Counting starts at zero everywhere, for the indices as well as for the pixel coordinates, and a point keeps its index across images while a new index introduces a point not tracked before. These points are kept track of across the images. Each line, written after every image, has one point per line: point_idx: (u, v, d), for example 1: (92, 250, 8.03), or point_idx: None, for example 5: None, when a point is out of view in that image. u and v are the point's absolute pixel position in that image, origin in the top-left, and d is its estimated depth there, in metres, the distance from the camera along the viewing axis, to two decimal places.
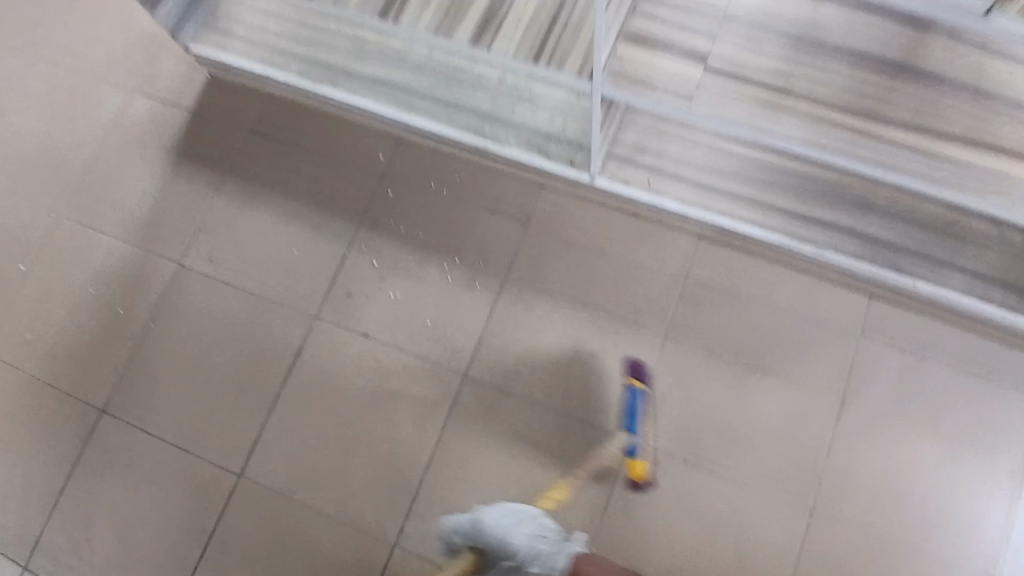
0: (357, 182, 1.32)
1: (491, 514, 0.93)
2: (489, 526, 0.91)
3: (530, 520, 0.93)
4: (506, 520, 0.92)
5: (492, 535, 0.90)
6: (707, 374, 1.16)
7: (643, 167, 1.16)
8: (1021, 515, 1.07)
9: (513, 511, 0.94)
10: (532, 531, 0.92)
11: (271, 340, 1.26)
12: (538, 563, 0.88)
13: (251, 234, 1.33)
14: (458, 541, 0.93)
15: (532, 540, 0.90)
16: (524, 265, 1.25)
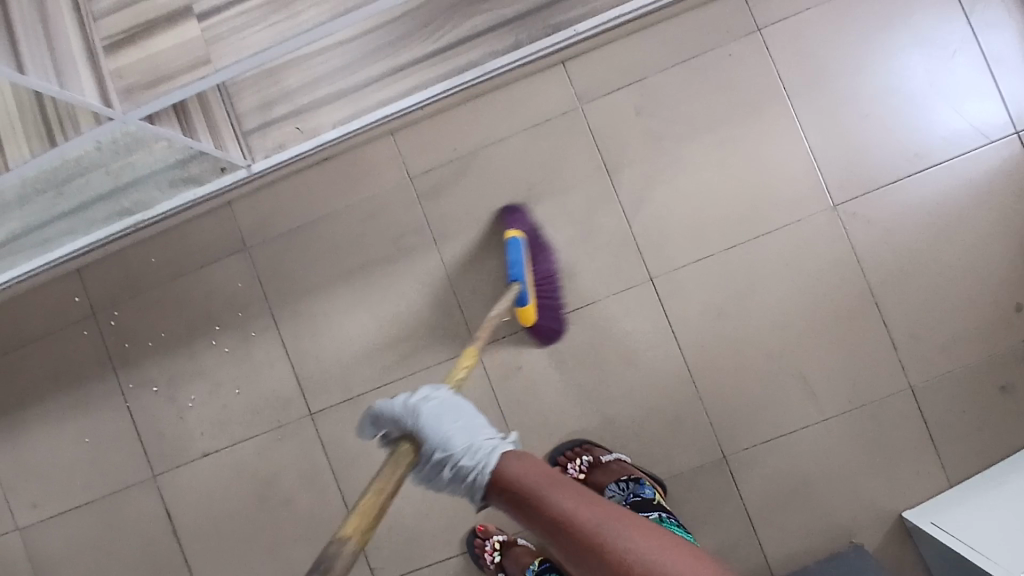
0: (81, 337, 1.18)
1: (429, 406, 0.74)
2: (418, 415, 0.74)
3: (470, 412, 0.76)
4: (443, 411, 0.74)
5: (421, 424, 0.73)
6: (502, 234, 1.13)
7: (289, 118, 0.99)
8: (817, 127, 1.09)
9: (450, 396, 0.76)
10: (459, 427, 0.74)
11: (140, 526, 1.18)
12: (471, 460, 0.71)
13: (39, 461, 1.20)
14: (390, 427, 0.76)
15: (460, 438, 0.73)
16: (281, 277, 1.16)
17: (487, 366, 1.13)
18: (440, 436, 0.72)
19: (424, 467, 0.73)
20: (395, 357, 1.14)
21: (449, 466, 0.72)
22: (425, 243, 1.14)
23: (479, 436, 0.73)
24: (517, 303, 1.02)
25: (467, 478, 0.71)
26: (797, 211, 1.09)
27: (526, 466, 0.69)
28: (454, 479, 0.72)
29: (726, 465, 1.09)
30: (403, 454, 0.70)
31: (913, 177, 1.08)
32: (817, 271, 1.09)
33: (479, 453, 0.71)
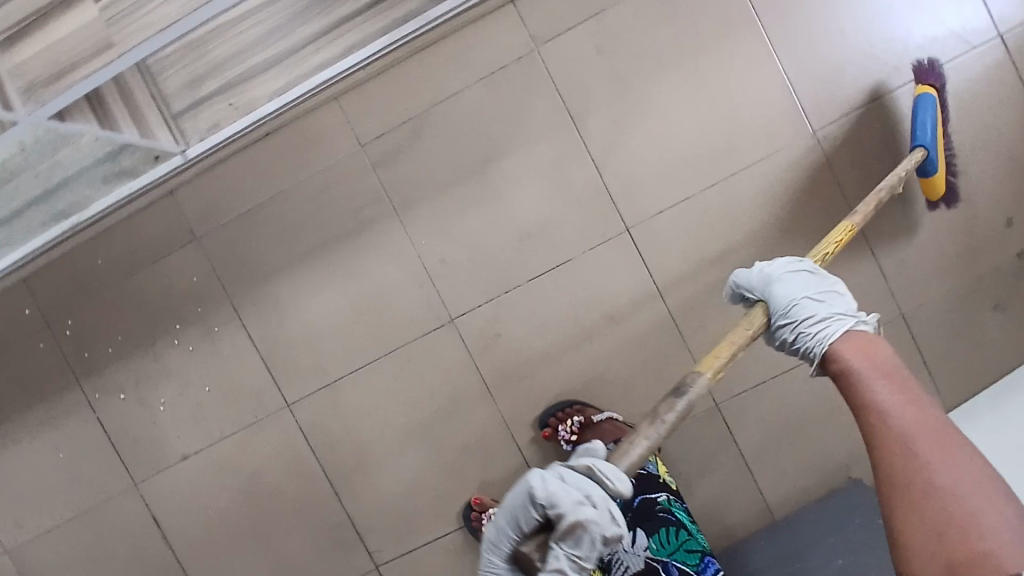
0: (36, 351, 1.12)
1: (776, 267, 0.72)
2: (771, 285, 0.71)
3: (829, 286, 0.70)
4: (790, 276, 0.71)
5: (774, 292, 0.70)
6: (462, 197, 1.06)
7: (218, 91, 0.84)
8: (788, 48, 1.02)
9: (806, 266, 0.72)
10: (820, 295, 0.69)
11: (127, 536, 1.14)
12: (818, 330, 0.66)
13: (14, 483, 1.16)
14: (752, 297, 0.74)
15: (823, 304, 0.68)
16: (234, 266, 1.09)
17: (464, 337, 1.08)
18: (788, 307, 0.69)
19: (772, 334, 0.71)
20: (368, 338, 1.09)
21: (794, 332, 0.68)
22: (384, 216, 1.07)
23: (839, 304, 0.68)
24: (927, 178, 0.95)
25: (806, 348, 0.66)
26: (772, 141, 1.03)
27: (860, 348, 0.63)
28: (803, 352, 0.67)
29: (718, 411, 1.07)
30: (757, 317, 0.69)
31: (894, 92, 1.01)
32: (799, 202, 1.03)
33: (833, 320, 0.66)
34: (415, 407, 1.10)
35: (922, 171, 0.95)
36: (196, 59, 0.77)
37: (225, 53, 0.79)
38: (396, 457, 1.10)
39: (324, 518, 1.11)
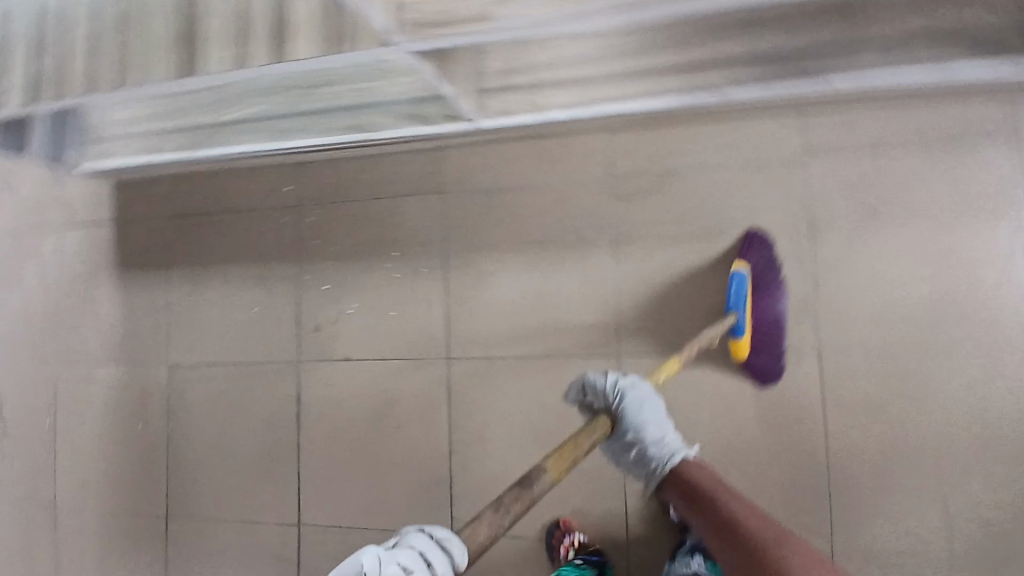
0: (278, 221, 1.32)
1: (638, 389, 0.86)
2: (626, 399, 0.85)
3: (659, 412, 0.87)
4: (647, 402, 0.86)
5: (628, 410, 0.84)
6: (676, 255, 1.13)
7: (518, 88, 0.97)
8: None
9: (644, 390, 0.87)
10: (661, 423, 0.86)
11: (270, 400, 1.30)
12: (657, 451, 0.84)
13: (211, 315, 1.36)
14: (595, 399, 0.88)
15: (664, 429, 0.86)
16: (460, 228, 1.23)
17: (620, 376, 1.14)
18: (637, 423, 0.85)
19: (613, 440, 0.88)
20: (539, 336, 1.18)
21: (635, 446, 0.85)
22: (602, 241, 1.16)
23: (672, 431, 0.87)
24: (736, 334, 1.03)
25: (648, 461, 0.85)
26: (990, 335, 1.02)
27: (709, 475, 0.81)
28: (640, 460, 0.86)
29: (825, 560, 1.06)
30: (603, 418, 0.81)
31: None
32: (993, 402, 1.01)
33: (674, 451, 0.84)
34: (548, 413, 1.17)
35: (730, 330, 1.03)
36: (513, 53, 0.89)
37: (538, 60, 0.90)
38: (511, 448, 1.18)
39: (430, 467, 1.21)
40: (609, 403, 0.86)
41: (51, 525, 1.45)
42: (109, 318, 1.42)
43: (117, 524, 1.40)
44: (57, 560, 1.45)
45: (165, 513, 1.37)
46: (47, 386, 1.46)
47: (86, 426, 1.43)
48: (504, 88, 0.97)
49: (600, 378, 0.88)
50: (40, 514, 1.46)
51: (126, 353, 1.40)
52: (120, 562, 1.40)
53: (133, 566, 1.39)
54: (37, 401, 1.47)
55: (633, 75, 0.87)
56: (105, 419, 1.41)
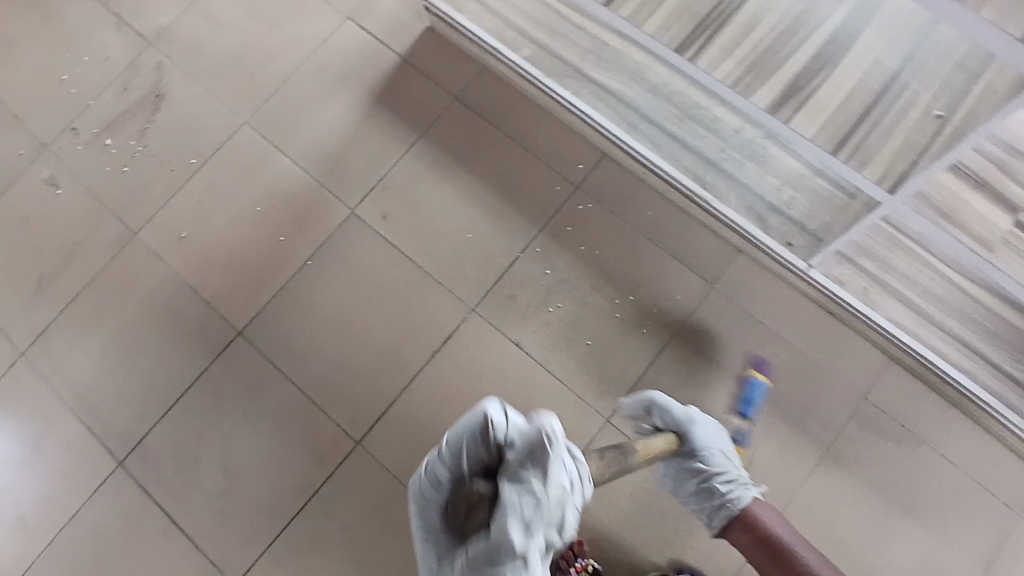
0: (550, 185, 1.25)
1: (702, 421, 0.93)
2: (693, 430, 0.92)
3: (720, 440, 0.95)
4: (709, 431, 0.93)
5: (695, 435, 0.92)
6: (863, 497, 1.11)
7: (862, 272, 1.08)
8: None
9: (709, 424, 0.94)
10: (722, 450, 0.94)
11: (421, 319, 1.22)
12: (727, 491, 0.94)
13: (423, 204, 1.27)
14: (660, 421, 0.92)
15: (728, 462, 0.94)
16: (703, 324, 1.18)
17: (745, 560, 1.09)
18: (705, 451, 0.92)
19: (681, 467, 0.95)
20: None
21: (706, 478, 0.94)
22: (813, 440, 1.13)
23: (734, 466, 0.95)
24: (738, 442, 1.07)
25: (714, 494, 0.94)
26: None
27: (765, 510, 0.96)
28: (703, 491, 0.95)
29: None
30: (663, 441, 0.87)
31: None
32: None
33: (738, 488, 0.94)
34: (659, 536, 1.10)
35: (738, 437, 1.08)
36: (887, 252, 1.02)
37: (902, 269, 1.02)
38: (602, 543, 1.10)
39: None
40: (677, 429, 0.91)
41: (114, 247, 1.29)
42: (330, 128, 1.32)
43: (181, 300, 1.26)
44: (91, 282, 1.28)
45: (239, 331, 1.23)
46: (221, 133, 1.33)
47: (228, 195, 1.30)
48: (851, 260, 1.07)
49: (667, 401, 0.91)
50: (112, 230, 1.30)
51: (322, 170, 1.30)
52: (155, 335, 1.24)
53: (165, 348, 1.24)
54: (199, 136, 1.33)
55: (963, 325, 1.02)
56: (253, 206, 1.29)
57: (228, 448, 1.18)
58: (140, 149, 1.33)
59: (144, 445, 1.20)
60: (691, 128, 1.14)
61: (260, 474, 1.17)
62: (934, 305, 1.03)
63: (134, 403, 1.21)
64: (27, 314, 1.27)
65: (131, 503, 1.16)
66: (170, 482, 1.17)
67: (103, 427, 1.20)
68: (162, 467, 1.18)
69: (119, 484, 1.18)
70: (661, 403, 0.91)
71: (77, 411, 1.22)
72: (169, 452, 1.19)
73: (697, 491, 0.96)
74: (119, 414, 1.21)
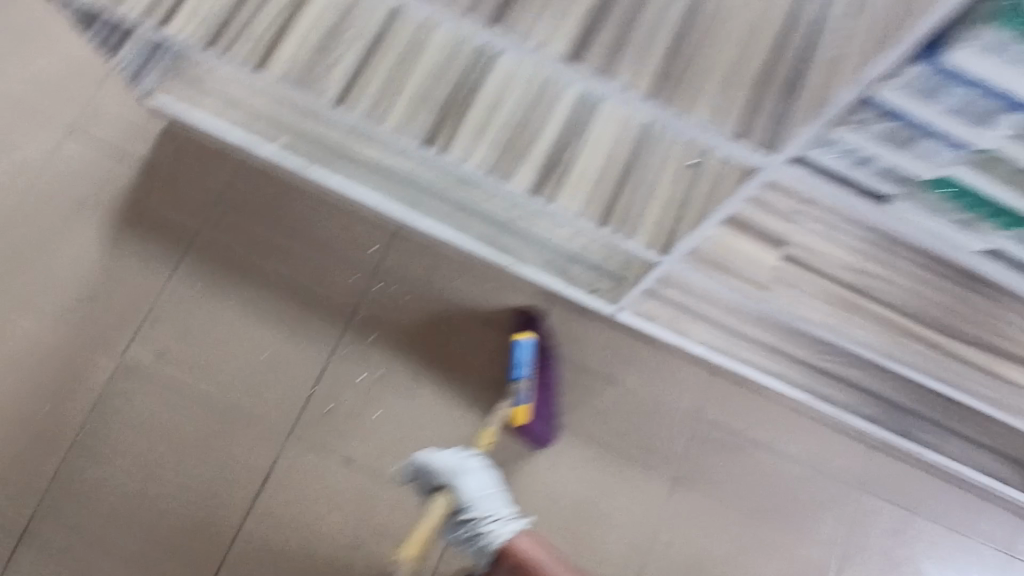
0: (343, 278, 1.16)
1: (474, 471, 0.98)
2: (460, 481, 0.97)
3: (489, 482, 0.98)
4: (484, 479, 0.98)
5: (465, 487, 0.96)
6: (721, 514, 1.13)
7: (669, 302, 1.08)
8: None
9: (476, 466, 0.98)
10: (492, 495, 0.97)
11: (235, 462, 1.08)
12: (486, 530, 0.94)
13: (207, 331, 1.12)
14: (432, 480, 0.99)
15: (499, 505, 0.97)
16: (535, 387, 1.14)
17: None
18: (471, 499, 0.96)
19: (452, 523, 0.97)
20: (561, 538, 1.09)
21: (474, 528, 0.95)
22: (665, 474, 1.13)
23: (504, 506, 0.97)
24: (516, 402, 1.07)
25: (477, 539, 0.95)
26: None
27: (523, 541, 0.95)
28: (471, 539, 0.95)
29: None
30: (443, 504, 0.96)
31: None
32: None
33: (511, 525, 0.96)
34: None
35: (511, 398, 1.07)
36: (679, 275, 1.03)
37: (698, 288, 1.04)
38: None
39: None
40: (444, 484, 0.98)
41: None
42: (73, 267, 1.13)
43: None
44: None
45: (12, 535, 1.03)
46: None
47: None
48: (653, 294, 1.06)
49: (435, 458, 0.99)
50: None
51: (77, 319, 1.11)
52: None
53: None
54: None
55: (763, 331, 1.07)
56: None
57: None
58: None
59: None
60: (473, 192, 1.06)
61: None
62: (734, 315, 1.07)
63: None
64: None
65: None
66: None
67: None
68: None
69: None
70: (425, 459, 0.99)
71: None
72: None
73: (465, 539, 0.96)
74: None
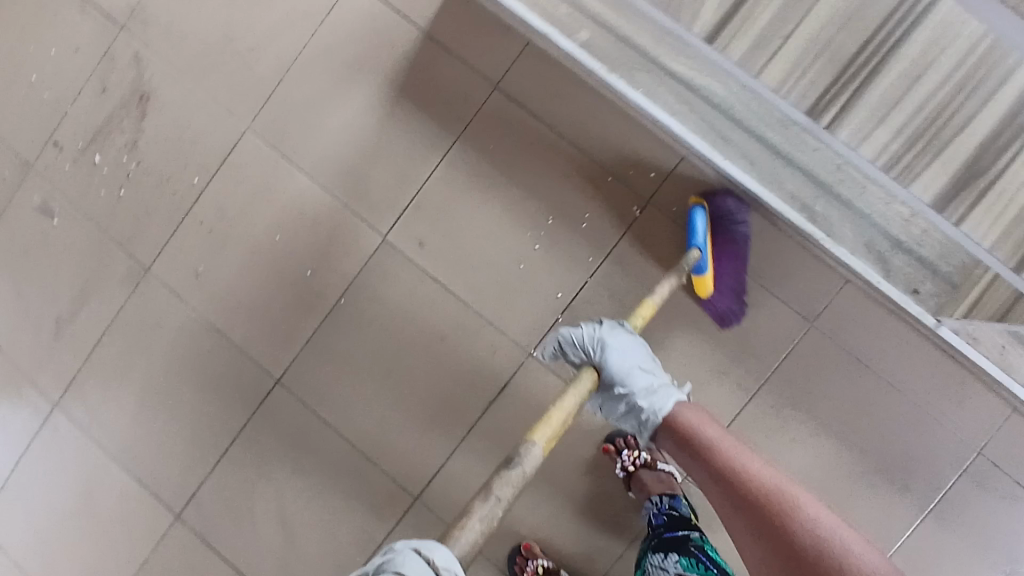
0: (615, 204, 1.04)
1: (614, 341, 0.89)
2: (607, 354, 0.88)
3: (644, 352, 0.91)
4: (626, 351, 0.89)
5: (608, 359, 0.88)
6: (968, 557, 1.00)
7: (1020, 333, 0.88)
8: None
9: (630, 340, 0.90)
10: (642, 368, 0.89)
11: (474, 365, 1.08)
12: (647, 402, 0.88)
13: (465, 229, 1.08)
14: (578, 356, 0.90)
15: (649, 376, 0.89)
16: (800, 371, 1.01)
17: None
18: (622, 374, 0.87)
19: (605, 396, 0.91)
20: None
21: (626, 399, 0.89)
22: (917, 498, 1.01)
23: (656, 376, 0.90)
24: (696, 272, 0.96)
25: (639, 414, 0.88)
26: None
27: (692, 413, 0.88)
28: (630, 412, 0.89)
29: None
30: (587, 378, 0.85)
31: None
32: None
33: (659, 394, 0.89)
34: None
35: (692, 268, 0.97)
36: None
37: None
38: None
39: (587, 557, 1.07)
40: (590, 360, 0.89)
41: (129, 286, 1.17)
42: (346, 133, 1.10)
43: (207, 347, 1.14)
44: (110, 324, 1.18)
45: (276, 379, 1.13)
46: (223, 144, 1.13)
47: (243, 221, 1.13)
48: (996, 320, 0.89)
49: (574, 331, 0.91)
50: (122, 265, 1.17)
51: (345, 188, 1.10)
52: (188, 382, 1.15)
53: (199, 397, 1.15)
54: (199, 150, 1.14)
55: None
56: (272, 236, 1.13)
57: (282, 505, 1.13)
58: (134, 166, 1.16)
59: (198, 495, 1.15)
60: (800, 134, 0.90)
61: (321, 524, 1.12)
62: None
63: (178, 453, 1.16)
64: (55, 359, 1.20)
65: (194, 551, 1.16)
66: (230, 532, 1.14)
67: (154, 478, 1.17)
68: (218, 517, 1.15)
69: (180, 536, 1.16)
70: (573, 336, 0.91)
71: (126, 459, 1.18)
72: (220, 507, 1.14)
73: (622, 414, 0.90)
74: (166, 466, 1.16)
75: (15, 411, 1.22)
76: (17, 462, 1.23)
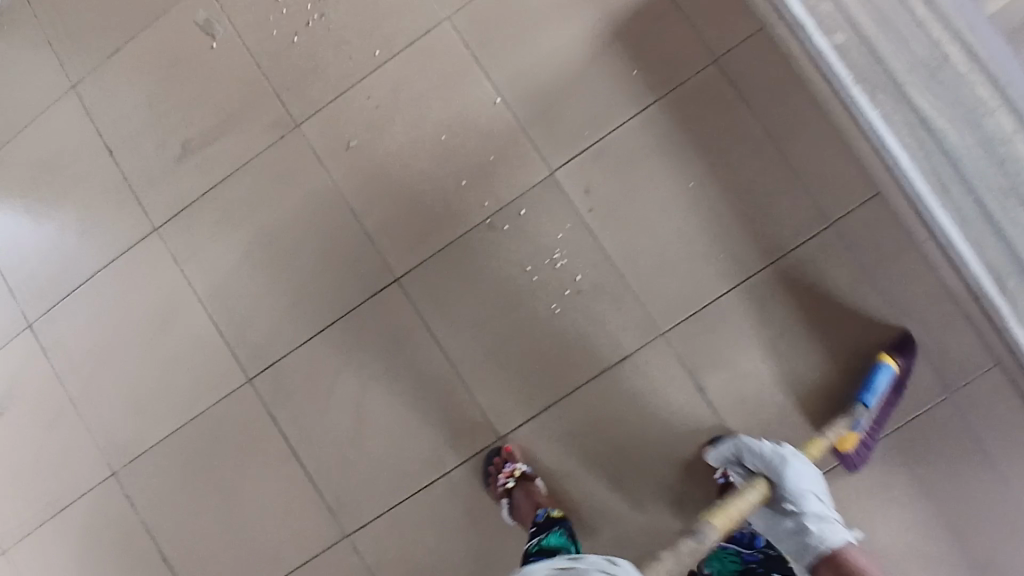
0: (795, 218, 1.02)
1: (791, 461, 0.86)
2: (786, 468, 0.86)
3: (812, 482, 0.86)
4: (799, 475, 0.86)
5: (788, 479, 0.85)
6: None
7: None
8: None
9: (807, 466, 0.87)
10: (818, 498, 0.86)
11: (599, 328, 1.05)
12: (816, 531, 0.83)
13: (636, 191, 1.05)
14: (752, 464, 0.90)
15: (820, 503, 0.85)
16: (918, 434, 1.01)
17: None
18: (796, 493, 0.84)
19: (772, 512, 0.86)
20: None
21: (797, 519, 0.84)
22: None
23: (827, 507, 0.86)
24: None
25: (805, 537, 0.84)
26: None
27: (855, 557, 0.83)
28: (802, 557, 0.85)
29: None
30: (755, 486, 0.85)
31: None
32: None
33: (828, 525, 0.84)
34: None
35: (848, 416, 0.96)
36: None
37: None
38: None
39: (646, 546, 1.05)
40: (764, 471, 0.88)
41: (272, 135, 1.11)
42: (549, 58, 1.07)
43: (335, 222, 1.10)
44: (240, 167, 1.12)
45: (396, 277, 1.09)
46: (419, 26, 1.09)
47: (414, 109, 1.09)
48: None
49: (755, 442, 0.90)
50: (271, 112, 1.12)
51: (529, 112, 1.07)
52: (304, 249, 1.11)
53: (311, 268, 1.11)
54: (391, 25, 1.10)
55: None
56: (437, 134, 1.08)
57: (359, 400, 1.10)
58: (318, 17, 1.11)
59: (277, 364, 1.11)
60: None
61: (392, 431, 1.09)
62: None
63: (271, 317, 1.12)
64: (168, 184, 1.14)
65: (252, 416, 1.12)
66: (298, 409, 1.11)
67: (236, 333, 1.12)
68: (291, 391, 1.11)
69: (245, 399, 1.12)
70: (756, 446, 0.90)
71: (211, 306, 1.13)
72: (297, 382, 1.11)
73: (793, 552, 0.85)
74: (253, 325, 1.12)
75: (107, 222, 1.16)
76: (92, 276, 1.16)
